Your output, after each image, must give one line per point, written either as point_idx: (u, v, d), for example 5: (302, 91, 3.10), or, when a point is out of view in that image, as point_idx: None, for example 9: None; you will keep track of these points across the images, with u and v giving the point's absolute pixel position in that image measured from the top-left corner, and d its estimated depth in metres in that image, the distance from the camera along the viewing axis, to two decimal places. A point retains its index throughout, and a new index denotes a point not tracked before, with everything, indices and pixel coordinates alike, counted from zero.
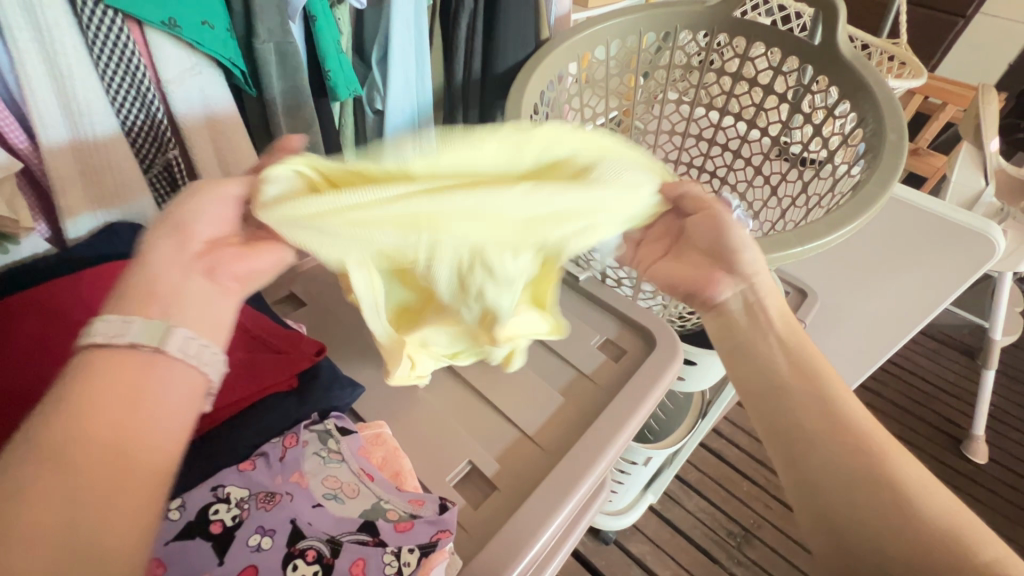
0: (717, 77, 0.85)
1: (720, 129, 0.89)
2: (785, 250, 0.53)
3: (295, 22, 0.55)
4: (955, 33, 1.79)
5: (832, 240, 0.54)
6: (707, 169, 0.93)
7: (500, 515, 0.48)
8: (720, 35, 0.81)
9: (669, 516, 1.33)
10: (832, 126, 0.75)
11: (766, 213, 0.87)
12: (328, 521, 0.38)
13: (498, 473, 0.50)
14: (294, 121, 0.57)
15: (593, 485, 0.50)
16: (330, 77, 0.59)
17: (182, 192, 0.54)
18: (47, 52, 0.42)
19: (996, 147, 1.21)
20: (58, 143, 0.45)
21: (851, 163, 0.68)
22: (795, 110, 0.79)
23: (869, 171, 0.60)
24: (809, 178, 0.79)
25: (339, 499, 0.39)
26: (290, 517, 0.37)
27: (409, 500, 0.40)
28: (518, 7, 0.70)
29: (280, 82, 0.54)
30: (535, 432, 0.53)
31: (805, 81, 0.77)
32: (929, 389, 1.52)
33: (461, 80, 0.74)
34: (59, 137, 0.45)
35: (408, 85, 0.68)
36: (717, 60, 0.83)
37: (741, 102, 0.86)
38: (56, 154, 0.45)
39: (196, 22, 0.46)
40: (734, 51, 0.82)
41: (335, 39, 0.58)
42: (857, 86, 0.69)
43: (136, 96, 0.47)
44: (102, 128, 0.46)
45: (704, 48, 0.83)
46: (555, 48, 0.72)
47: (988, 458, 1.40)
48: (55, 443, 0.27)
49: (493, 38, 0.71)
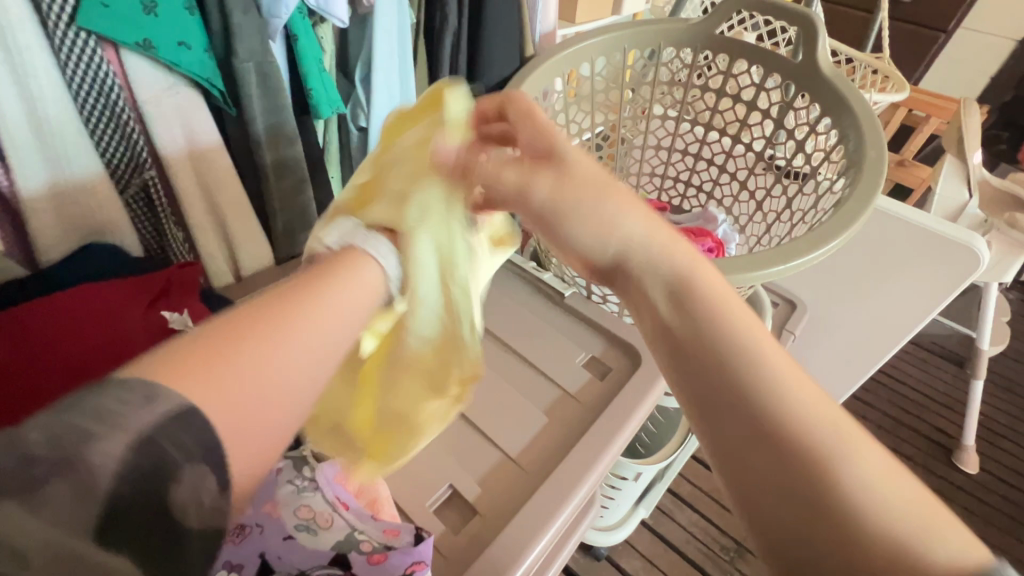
0: (701, 93, 0.85)
1: (705, 144, 0.89)
2: (767, 269, 0.53)
3: (277, 41, 0.55)
4: (939, 45, 1.81)
5: (814, 259, 0.54)
6: (693, 184, 0.94)
7: (482, 540, 0.47)
8: (704, 52, 0.81)
9: (661, 530, 1.31)
10: (814, 143, 0.76)
11: (752, 228, 0.87)
12: (299, 554, 0.39)
13: (480, 498, 0.49)
14: (276, 140, 0.57)
15: (576, 509, 0.49)
16: (313, 96, 0.59)
17: (160, 211, 0.54)
18: (19, 77, 0.41)
19: (978, 159, 1.23)
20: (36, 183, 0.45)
21: (833, 180, 0.69)
22: (779, 127, 0.80)
23: (850, 187, 0.60)
24: (793, 193, 0.80)
25: (311, 531, 0.39)
26: (261, 549, 0.39)
27: (384, 529, 0.39)
28: (502, 25, 0.71)
29: (261, 101, 0.54)
30: (518, 454, 0.52)
31: (788, 98, 0.78)
32: (918, 398, 1.52)
33: None
34: (31, 159, 0.44)
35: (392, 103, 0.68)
36: (701, 76, 0.84)
37: (726, 118, 0.87)
38: (28, 180, 0.44)
39: (174, 44, 0.46)
40: (718, 68, 0.82)
41: (317, 58, 0.58)
42: (837, 103, 0.70)
43: (111, 119, 0.47)
44: (76, 159, 0.46)
45: (688, 65, 0.84)
46: (540, 65, 0.72)
47: (978, 468, 1.40)
48: (254, 328, 0.29)
49: (478, 55, 0.72)
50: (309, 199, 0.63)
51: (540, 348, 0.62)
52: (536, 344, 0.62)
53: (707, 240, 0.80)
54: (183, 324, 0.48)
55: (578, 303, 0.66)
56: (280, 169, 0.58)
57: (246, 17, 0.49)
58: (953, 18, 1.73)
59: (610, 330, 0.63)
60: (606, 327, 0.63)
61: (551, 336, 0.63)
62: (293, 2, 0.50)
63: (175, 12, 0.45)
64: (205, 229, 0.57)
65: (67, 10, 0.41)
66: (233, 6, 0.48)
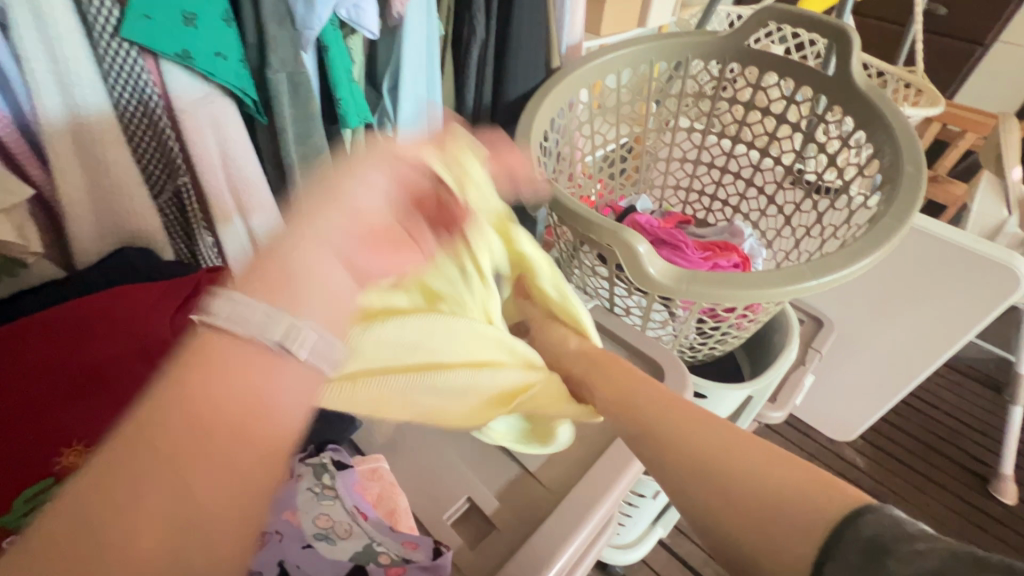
0: (728, 106, 0.85)
1: (732, 157, 0.88)
2: (799, 284, 0.52)
3: (309, 52, 0.56)
4: (975, 59, 1.76)
5: (849, 273, 0.52)
6: (719, 198, 0.92)
7: (499, 555, 0.46)
8: (731, 64, 0.80)
9: (679, 550, 1.26)
10: (846, 157, 0.74)
11: (780, 243, 0.85)
12: (317, 563, 0.36)
13: (498, 511, 0.48)
14: (305, 147, 0.58)
15: (596, 528, 0.47)
16: (342, 106, 0.60)
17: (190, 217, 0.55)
18: (62, 84, 0.43)
19: (1019, 176, 1.19)
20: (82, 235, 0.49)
21: (866, 196, 0.67)
22: (809, 141, 0.79)
23: (885, 203, 0.59)
24: (823, 208, 0.78)
25: (330, 540, 0.37)
26: (278, 557, 0.36)
27: (402, 542, 0.38)
28: (529, 39, 0.71)
29: (291, 111, 0.54)
30: (537, 468, 0.52)
31: (819, 110, 0.76)
32: (950, 423, 1.46)
33: (472, 107, 0.75)
34: (71, 160, 0.45)
35: (418, 114, 0.68)
36: (729, 89, 0.83)
37: (754, 131, 0.86)
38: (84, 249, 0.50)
39: (210, 54, 0.47)
40: (746, 81, 0.81)
41: (347, 69, 0.59)
42: (870, 117, 0.68)
43: (149, 126, 0.48)
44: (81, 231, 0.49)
45: (716, 78, 0.83)
46: (566, 77, 0.72)
47: (1017, 499, 1.33)
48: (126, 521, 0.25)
49: (504, 67, 0.72)
50: None
51: None
52: None
53: (733, 255, 0.78)
54: None
55: (600, 315, 0.65)
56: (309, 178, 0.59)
57: (281, 30, 0.50)
58: (990, 31, 1.68)
59: (634, 343, 0.62)
60: (629, 341, 0.62)
61: None
62: (326, 14, 0.50)
63: (214, 24, 0.46)
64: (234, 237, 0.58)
65: (111, 22, 0.43)
66: (268, 20, 0.49)
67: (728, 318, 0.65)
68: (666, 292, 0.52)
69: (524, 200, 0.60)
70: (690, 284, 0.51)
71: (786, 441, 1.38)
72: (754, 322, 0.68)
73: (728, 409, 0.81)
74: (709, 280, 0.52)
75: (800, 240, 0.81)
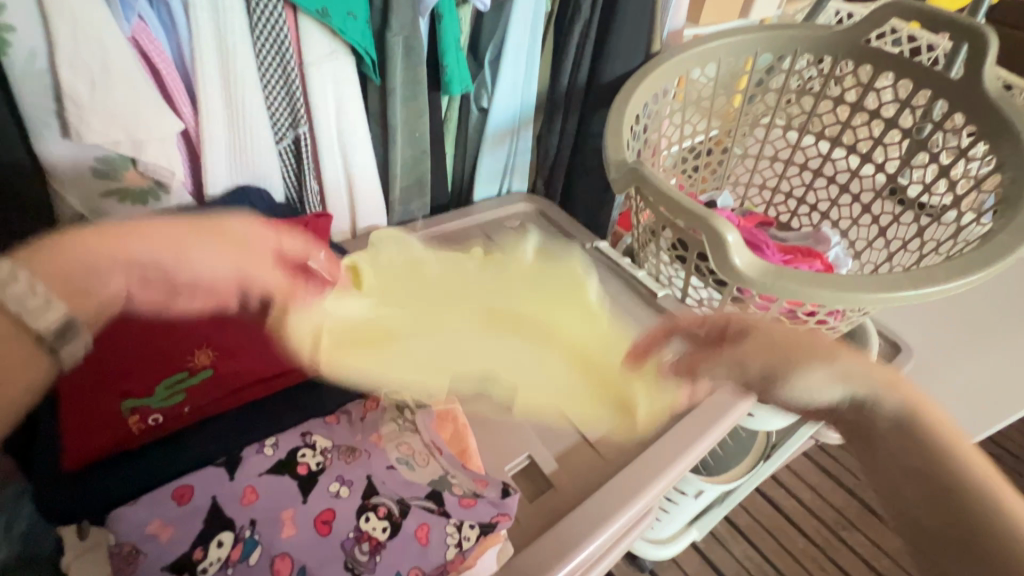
0: (834, 106, 0.80)
1: (829, 160, 0.84)
2: (889, 291, 0.50)
3: (424, 18, 0.58)
4: None
5: (947, 290, 0.50)
6: (808, 202, 0.88)
7: (555, 514, 0.48)
8: (845, 62, 0.77)
9: (711, 556, 1.22)
10: (962, 169, 0.69)
11: (870, 255, 0.81)
12: (400, 484, 0.39)
13: (555, 472, 0.51)
14: (408, 108, 0.61)
15: (648, 505, 0.49)
16: (446, 73, 0.61)
17: (305, 161, 0.59)
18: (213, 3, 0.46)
19: None
20: (217, 165, 0.52)
21: (980, 212, 0.63)
22: (920, 149, 0.74)
23: (1002, 221, 0.55)
24: (925, 222, 0.73)
25: (410, 466, 0.41)
26: (366, 472, 0.39)
27: (474, 479, 0.41)
28: (632, 22, 0.70)
29: (401, 71, 0.58)
30: (596, 439, 0.53)
31: (937, 118, 0.72)
32: None
33: (566, 86, 0.75)
34: (220, 137, 0.52)
35: (514, 88, 0.70)
36: (838, 89, 0.79)
37: (857, 135, 0.81)
38: (213, 182, 0.53)
39: (341, 13, 0.51)
40: (858, 80, 0.77)
41: (456, 38, 0.61)
42: (996, 127, 0.63)
43: (279, 59, 0.51)
44: (258, 134, 0.53)
45: (825, 74, 0.79)
46: (667, 61, 0.70)
47: None
48: None
49: (605, 46, 0.71)
50: (425, 169, 0.67)
51: (626, 342, 0.61)
52: (623, 338, 0.62)
53: (816, 261, 0.75)
54: None
55: (671, 304, 0.65)
56: (408, 142, 0.63)
57: None
58: None
59: None
60: None
61: (635, 332, 0.63)
62: None
63: None
64: (336, 185, 0.62)
65: None
66: None
67: (807, 322, 0.63)
68: (751, 285, 0.51)
69: (612, 182, 0.61)
70: (777, 279, 0.51)
71: (827, 469, 1.36)
72: (833, 332, 0.65)
73: (788, 417, 0.79)
74: (795, 277, 0.51)
75: (895, 254, 0.76)
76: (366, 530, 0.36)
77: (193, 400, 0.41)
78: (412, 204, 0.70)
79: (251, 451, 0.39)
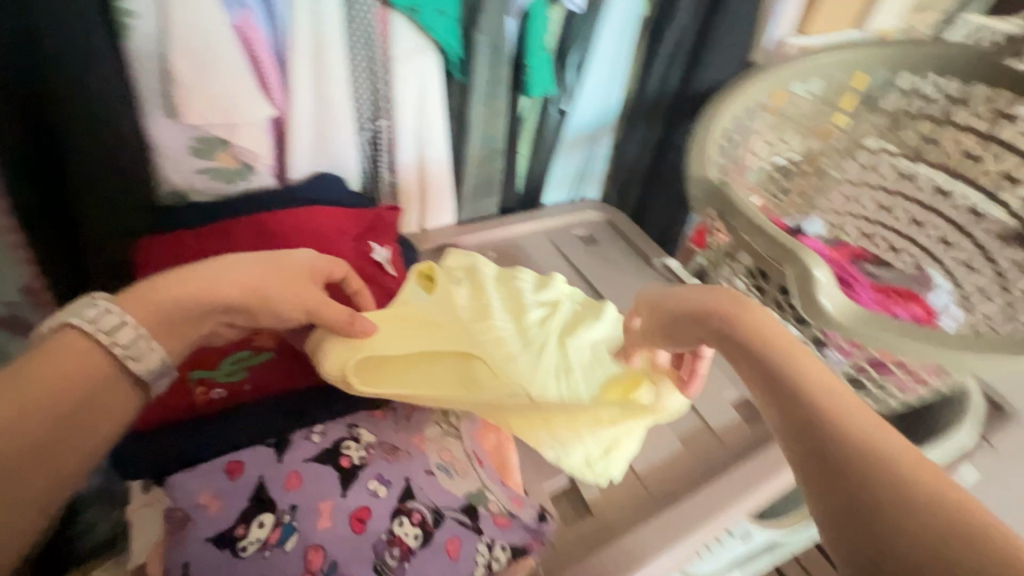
0: (960, 133, 0.71)
1: None
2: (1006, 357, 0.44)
3: (513, 16, 0.56)
4: None
5: None
6: None
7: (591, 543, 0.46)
8: (980, 87, 0.67)
9: None
10: None
11: None
12: (437, 491, 0.39)
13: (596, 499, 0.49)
14: (487, 108, 0.61)
15: (691, 550, 0.46)
16: (529, 74, 0.60)
17: (381, 152, 0.60)
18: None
19: None
20: (301, 151, 0.54)
21: None
22: None
23: None
24: None
25: (449, 474, 0.40)
26: (405, 475, 0.39)
27: (511, 497, 0.40)
28: (735, 31, 0.65)
29: (484, 71, 0.57)
30: (644, 470, 0.50)
31: None
32: None
33: (653, 93, 0.71)
34: (306, 124, 0.53)
35: (594, 93, 0.69)
36: (967, 116, 0.70)
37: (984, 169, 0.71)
38: (296, 167, 0.55)
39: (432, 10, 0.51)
40: (994, 108, 0.67)
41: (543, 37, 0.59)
42: None
43: (367, 49, 0.52)
44: (341, 124, 0.54)
45: (952, 98, 0.70)
46: (769, 73, 0.64)
47: None
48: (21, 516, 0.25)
49: (701, 54, 0.67)
50: (496, 169, 0.67)
51: None
52: None
53: (915, 307, 0.66)
54: (382, 258, 0.55)
55: None
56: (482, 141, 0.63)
57: None
58: None
59: None
60: None
61: None
62: None
63: None
64: (408, 178, 0.63)
65: None
66: None
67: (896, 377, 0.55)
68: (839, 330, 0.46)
69: (692, 199, 0.56)
70: (868, 326, 0.45)
71: None
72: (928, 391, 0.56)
73: None
74: (892, 327, 0.45)
75: None
76: (398, 535, 0.36)
77: (253, 381, 0.43)
78: (480, 201, 0.70)
79: (300, 436, 0.40)
